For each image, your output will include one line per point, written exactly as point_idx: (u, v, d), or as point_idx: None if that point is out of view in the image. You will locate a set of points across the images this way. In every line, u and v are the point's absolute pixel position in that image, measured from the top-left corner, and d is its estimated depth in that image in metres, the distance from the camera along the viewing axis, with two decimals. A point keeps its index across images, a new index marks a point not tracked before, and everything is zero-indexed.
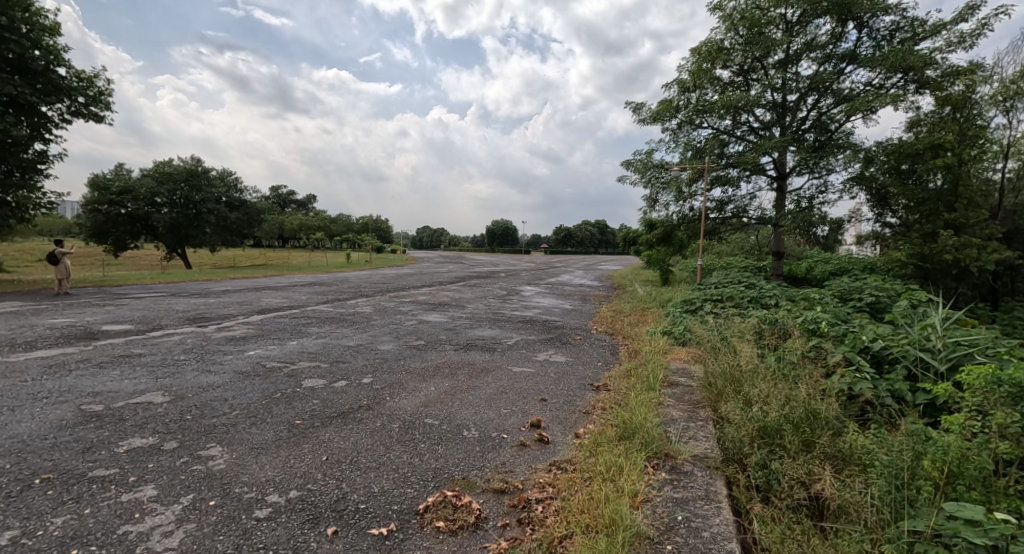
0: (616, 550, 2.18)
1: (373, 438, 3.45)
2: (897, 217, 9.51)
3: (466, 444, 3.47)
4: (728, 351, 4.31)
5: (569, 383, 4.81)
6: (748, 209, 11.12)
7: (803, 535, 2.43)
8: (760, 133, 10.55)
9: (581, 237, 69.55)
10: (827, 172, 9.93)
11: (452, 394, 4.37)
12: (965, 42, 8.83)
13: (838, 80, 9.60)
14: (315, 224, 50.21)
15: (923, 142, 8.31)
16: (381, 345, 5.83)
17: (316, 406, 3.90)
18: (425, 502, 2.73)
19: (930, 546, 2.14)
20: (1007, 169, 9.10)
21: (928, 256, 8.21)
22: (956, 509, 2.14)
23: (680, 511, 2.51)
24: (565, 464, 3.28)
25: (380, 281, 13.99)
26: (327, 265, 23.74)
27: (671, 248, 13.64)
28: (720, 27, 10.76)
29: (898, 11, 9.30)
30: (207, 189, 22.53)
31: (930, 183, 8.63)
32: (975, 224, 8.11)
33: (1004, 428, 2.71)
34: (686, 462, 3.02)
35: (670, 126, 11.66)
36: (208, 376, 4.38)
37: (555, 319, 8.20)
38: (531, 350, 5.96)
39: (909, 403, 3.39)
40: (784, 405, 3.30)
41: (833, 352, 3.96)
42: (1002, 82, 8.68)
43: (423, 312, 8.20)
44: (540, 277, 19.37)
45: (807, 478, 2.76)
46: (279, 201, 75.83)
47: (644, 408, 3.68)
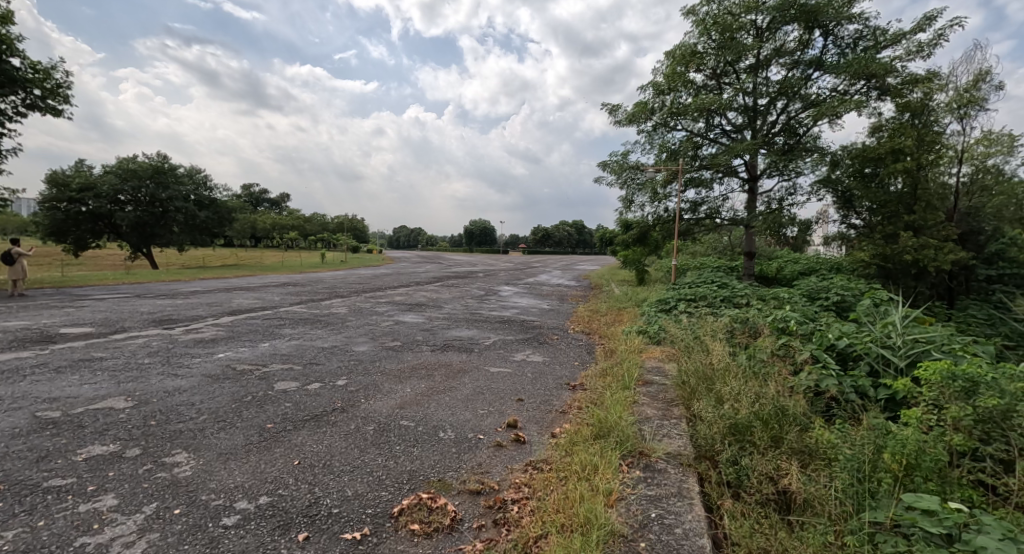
0: (590, 550, 2.20)
1: (347, 441, 3.40)
2: (861, 219, 9.84)
3: (443, 446, 3.46)
4: (701, 350, 4.40)
5: (546, 383, 4.84)
6: (720, 210, 11.37)
7: (770, 529, 2.51)
8: (732, 136, 10.78)
9: (560, 237, 69.87)
10: (796, 174, 10.24)
11: (428, 395, 4.35)
12: (923, 51, 9.21)
13: (806, 86, 9.91)
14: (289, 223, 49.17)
15: (885, 146, 8.65)
16: (356, 346, 5.75)
17: (289, 409, 3.83)
18: (400, 505, 2.70)
19: (889, 537, 2.24)
20: (961, 173, 9.47)
21: (889, 256, 8.56)
22: (913, 500, 2.24)
23: (654, 508, 2.56)
24: (541, 464, 3.30)
25: (356, 282, 13.77)
26: (300, 265, 23.31)
27: (648, 249, 13.84)
28: (693, 31, 10.97)
29: (862, 20, 9.62)
30: (175, 186, 21.85)
31: (891, 186, 8.97)
32: (934, 226, 8.44)
33: (958, 421, 2.86)
34: (660, 460, 3.07)
35: (646, 128, 11.84)
36: (174, 380, 4.24)
37: (533, 319, 8.23)
38: (509, 350, 5.96)
39: (871, 399, 3.53)
40: (754, 402, 3.38)
41: (800, 350, 4.07)
42: (957, 90, 9.06)
43: (399, 313, 8.11)
44: (518, 277, 19.37)
45: (775, 473, 2.83)
46: (252, 199, 74.11)
47: (620, 407, 3.73)
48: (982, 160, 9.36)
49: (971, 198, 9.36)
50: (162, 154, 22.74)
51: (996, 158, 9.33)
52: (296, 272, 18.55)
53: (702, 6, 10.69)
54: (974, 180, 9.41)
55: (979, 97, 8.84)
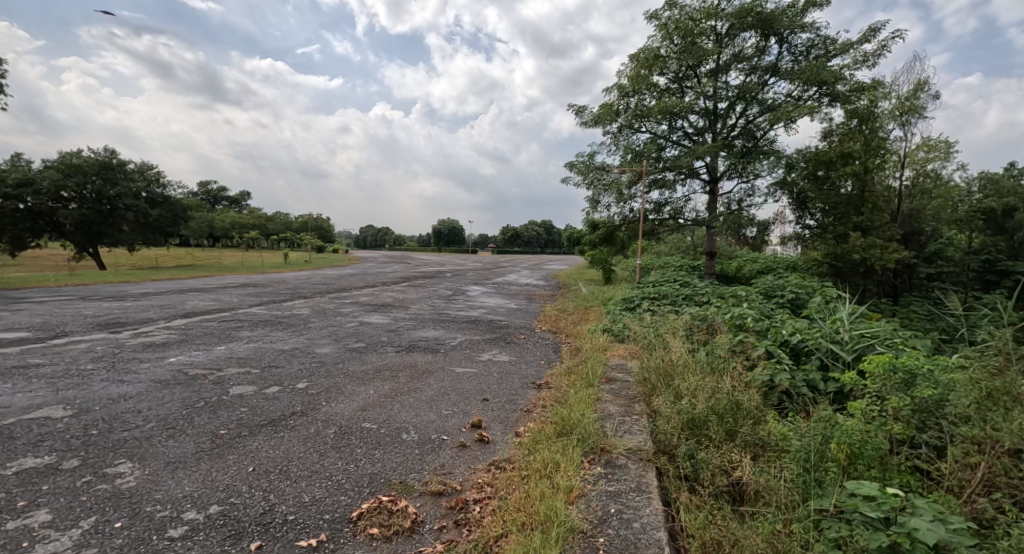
0: (549, 547, 2.23)
1: (305, 445, 3.32)
2: (814, 220, 10.21)
3: (405, 448, 3.42)
4: (662, 347, 4.50)
5: (511, 382, 4.85)
6: (683, 211, 11.65)
7: (723, 519, 2.58)
8: (694, 139, 11.04)
9: (528, 237, 70.24)
10: (754, 176, 10.60)
11: (392, 396, 4.30)
12: (869, 61, 9.67)
13: (762, 91, 10.27)
14: (252, 222, 47.71)
15: (835, 150, 9.09)
16: (318, 348, 5.62)
17: (244, 414, 3.72)
18: (359, 509, 2.66)
19: (832, 522, 2.35)
20: (904, 177, 9.97)
21: (839, 256, 9.03)
22: (855, 487, 2.35)
23: (613, 504, 2.60)
24: (504, 463, 3.30)
25: (320, 283, 13.44)
26: (261, 265, 22.76)
27: (614, 248, 14.07)
28: (656, 35, 11.18)
29: (814, 30, 10.01)
30: (123, 183, 20.87)
31: (841, 189, 9.38)
32: (880, 227, 8.91)
33: (898, 411, 3.04)
34: (620, 456, 3.12)
35: (611, 130, 12.03)
36: (120, 386, 4.06)
37: (500, 318, 8.23)
38: (475, 350, 5.95)
39: (822, 392, 3.69)
40: (710, 397, 3.47)
41: (755, 346, 4.22)
42: (899, 98, 9.57)
43: (364, 314, 7.99)
44: (485, 276, 19.37)
45: (727, 465, 2.93)
46: (210, 197, 71.28)
47: (583, 405, 3.78)
48: (922, 166, 9.78)
49: (913, 201, 9.88)
50: (108, 149, 21.57)
51: (935, 163, 9.78)
52: (255, 272, 17.97)
53: (665, 11, 10.91)
54: (916, 185, 9.88)
55: (918, 105, 9.37)
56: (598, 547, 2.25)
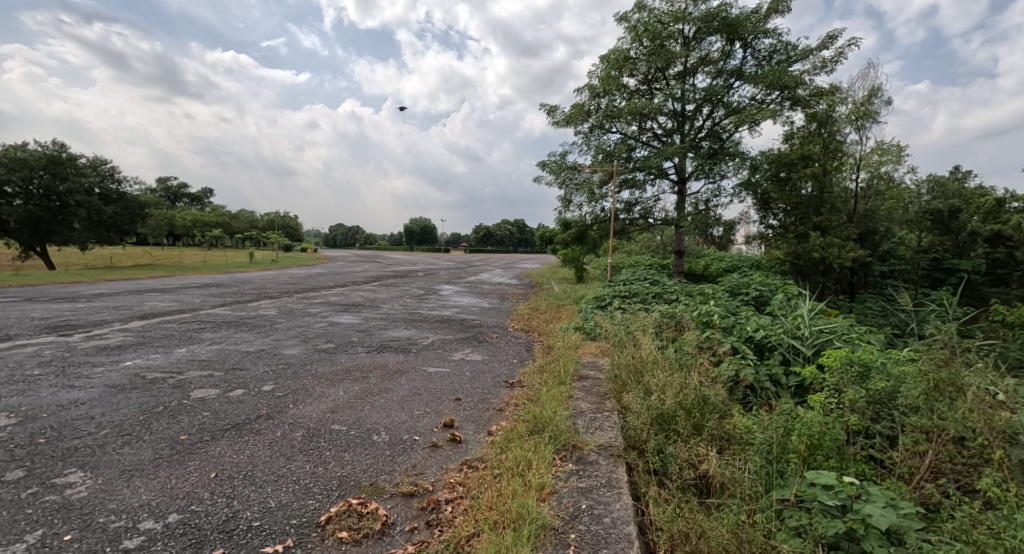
0: (520, 545, 2.24)
1: (271, 449, 3.23)
2: (777, 220, 10.59)
3: (376, 449, 3.37)
4: (632, 345, 4.58)
5: (484, 381, 4.85)
6: (653, 211, 11.86)
7: (690, 511, 2.65)
8: (663, 140, 11.27)
9: (499, 236, 70.43)
10: (720, 177, 10.90)
11: (363, 397, 4.23)
12: (827, 66, 10.06)
13: (728, 94, 10.55)
14: (216, 220, 46.11)
15: (796, 153, 9.44)
16: (285, 349, 5.47)
17: (206, 418, 3.59)
18: (328, 513, 2.61)
19: (794, 511, 2.44)
20: (860, 178, 10.38)
21: (800, 255, 9.40)
22: (815, 477, 2.45)
23: (584, 499, 2.63)
24: (476, 462, 3.30)
25: (287, 282, 13.09)
26: (225, 264, 22.02)
27: (586, 248, 14.24)
28: (626, 37, 11.36)
29: (776, 35, 10.34)
30: (75, 178, 19.74)
31: (802, 190, 9.74)
32: (838, 227, 9.32)
33: (854, 403, 3.18)
34: (592, 452, 3.16)
35: (583, 130, 12.17)
36: (71, 392, 3.86)
37: (473, 317, 8.21)
38: (447, 349, 5.91)
39: (784, 386, 3.84)
40: (678, 392, 3.55)
41: (721, 342, 4.34)
42: (855, 104, 10.01)
43: (334, 313, 7.84)
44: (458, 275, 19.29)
45: (694, 459, 3.01)
46: (170, 194, 68.24)
47: (555, 402, 3.82)
48: (876, 168, 10.28)
49: (868, 202, 10.29)
50: (57, 142, 20.34)
51: (887, 166, 10.35)
52: (219, 271, 17.33)
53: (634, 13, 11.09)
54: (870, 187, 10.29)
55: (873, 110, 9.84)
56: (569, 544, 2.27)
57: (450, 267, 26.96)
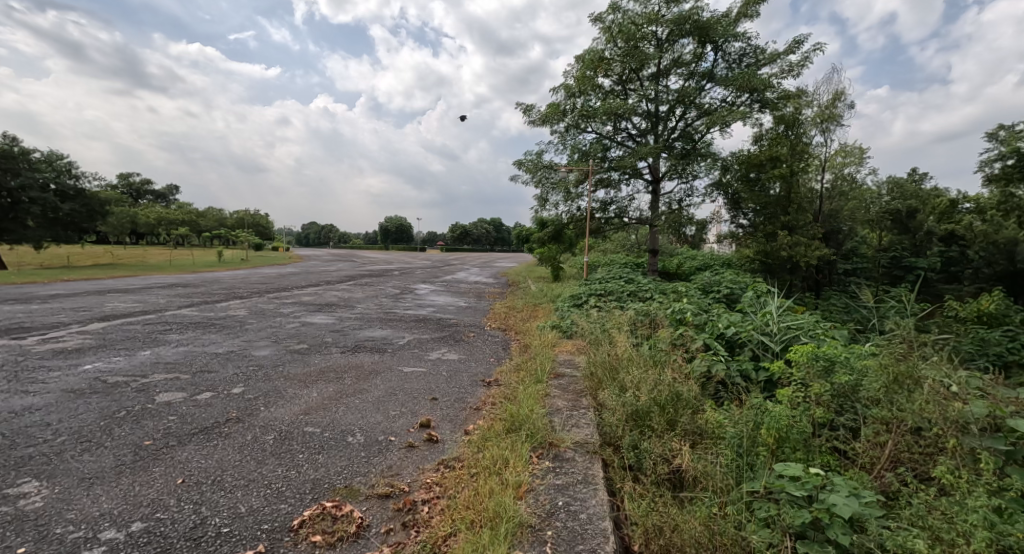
0: (497, 543, 2.24)
1: (241, 453, 3.14)
2: (747, 219, 10.88)
3: (351, 451, 3.32)
4: (608, 342, 4.64)
5: (460, 380, 4.83)
6: (628, 210, 12.01)
7: (664, 505, 2.69)
8: (637, 140, 11.42)
9: (476, 234, 70.18)
10: (692, 177, 11.13)
11: (337, 399, 4.16)
12: (794, 70, 10.37)
13: (700, 96, 10.76)
14: (183, 218, 44.57)
15: (765, 154, 9.71)
16: (256, 351, 5.33)
17: (172, 423, 3.47)
18: (301, 516, 2.55)
19: (763, 502, 2.51)
20: (825, 179, 10.73)
21: (769, 253, 9.69)
22: (783, 469, 2.52)
23: (561, 496, 2.64)
24: (453, 461, 3.28)
25: (257, 282, 12.74)
26: (192, 264, 20.89)
27: (562, 247, 14.33)
28: (601, 38, 11.47)
29: (746, 39, 10.60)
30: (28, 173, 18.79)
31: (770, 190, 10.02)
32: (804, 226, 9.60)
33: (820, 396, 3.29)
34: (568, 449, 3.18)
35: (559, 129, 12.25)
36: (24, 398, 3.67)
37: (449, 316, 8.17)
38: (424, 349, 5.86)
39: (753, 381, 3.94)
40: (652, 389, 3.61)
41: (694, 339, 4.43)
42: (820, 107, 10.35)
43: (307, 314, 7.69)
44: (433, 274, 19.18)
45: (668, 453, 3.06)
46: (133, 190, 65.41)
47: (532, 401, 3.83)
48: (840, 170, 10.66)
49: (832, 203, 10.64)
50: (8, 135, 19.32)
51: (850, 168, 10.70)
52: (186, 271, 16.60)
53: (609, 14, 11.20)
54: (834, 188, 10.62)
55: (837, 113, 10.19)
56: (545, 541, 2.28)
57: (426, 266, 26.74)
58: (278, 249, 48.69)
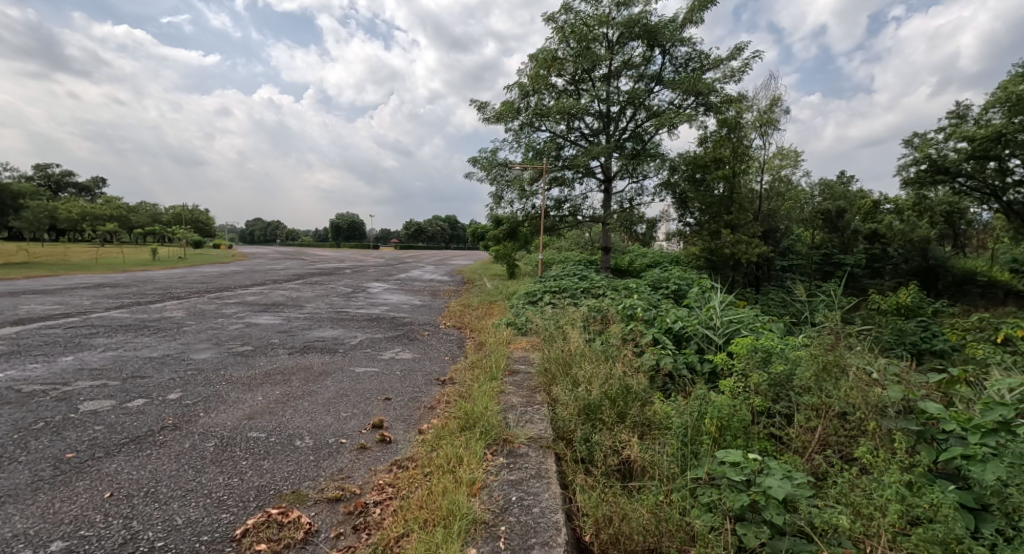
0: (450, 542, 2.23)
1: (177, 462, 2.97)
2: (693, 219, 11.30)
3: (299, 455, 3.20)
4: (561, 338, 4.72)
5: (414, 379, 4.77)
6: (581, 209, 12.25)
7: (613, 495, 2.76)
8: (590, 140, 11.65)
9: (431, 232, 69.27)
10: (642, 177, 11.49)
11: (284, 402, 4.00)
12: (735, 76, 10.90)
13: (649, 98, 11.11)
14: (112, 213, 41.32)
15: (710, 155, 10.13)
16: (194, 354, 5.04)
17: (99, 433, 3.23)
18: (244, 525, 2.44)
19: (706, 488, 2.63)
20: (764, 180, 11.27)
21: (713, 250, 10.19)
22: (724, 456, 2.65)
23: (514, 492, 2.66)
24: (406, 461, 3.23)
25: (195, 281, 12.02)
26: (122, 264, 18.48)
27: (517, 244, 14.44)
28: (554, 37, 11.58)
29: (691, 44, 11.02)
30: None
31: (715, 190, 10.49)
32: (745, 224, 10.22)
33: (758, 386, 3.48)
34: (522, 445, 3.21)
35: (513, 127, 12.31)
36: None
37: (403, 315, 8.05)
38: (377, 348, 5.74)
39: (698, 372, 4.12)
40: (604, 383, 3.71)
41: (643, 334, 4.58)
42: (759, 111, 10.98)
43: (252, 314, 7.35)
44: (387, 272, 18.79)
45: (618, 445, 3.15)
46: (53, 183, 59.73)
47: (486, 398, 3.83)
48: (777, 171, 11.17)
49: (770, 202, 11.28)
50: None
51: (788, 169, 11.10)
52: (116, 272, 15.14)
53: (561, 14, 11.34)
54: (773, 189, 11.22)
55: (774, 118, 10.85)
56: (498, 536, 2.28)
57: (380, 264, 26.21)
58: (220, 247, 46.16)
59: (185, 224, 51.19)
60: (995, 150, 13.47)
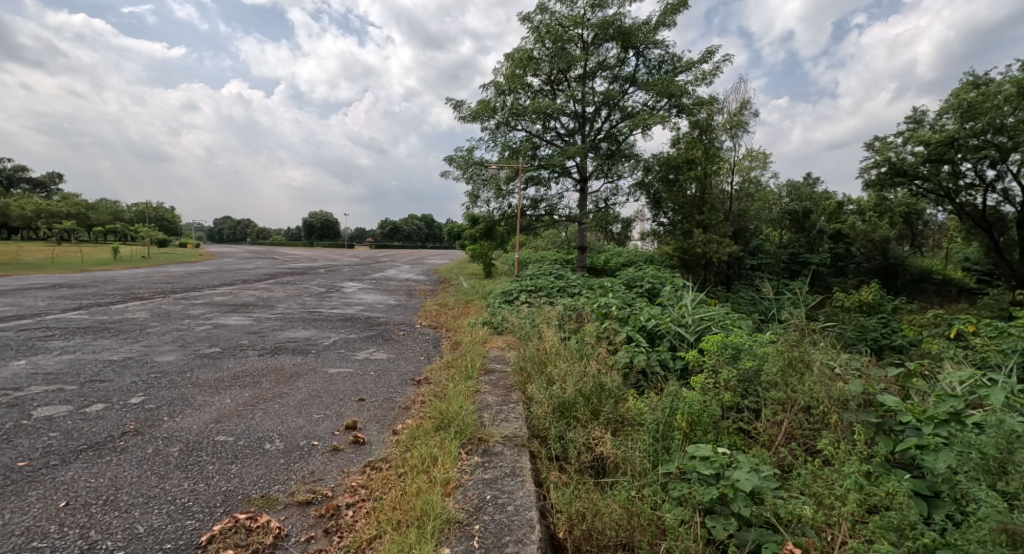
0: (423, 542, 2.22)
1: (140, 468, 2.87)
2: (667, 218, 11.52)
3: (269, 458, 3.14)
4: (537, 337, 4.74)
5: (389, 380, 4.72)
6: (558, 208, 12.35)
7: (586, 491, 2.79)
8: (566, 140, 11.74)
9: (407, 231, 68.54)
10: (617, 177, 11.64)
11: (253, 404, 3.91)
12: (706, 79, 11.12)
13: (623, 99, 11.25)
14: (69, 210, 39.41)
15: (682, 156, 10.32)
16: (159, 356, 4.88)
17: (55, 440, 3.09)
18: (210, 531, 2.37)
19: (677, 482, 2.69)
20: (735, 181, 11.50)
21: (686, 249, 10.43)
22: (694, 450, 2.71)
23: (488, 490, 2.66)
24: (380, 462, 3.20)
25: (159, 282, 11.60)
26: (80, 264, 17.54)
27: (494, 244, 14.45)
28: (529, 37, 11.61)
29: (664, 46, 11.20)
30: None
31: (687, 190, 10.66)
32: (716, 224, 10.49)
33: (728, 382, 3.57)
34: (496, 444, 3.21)
35: (490, 126, 12.32)
36: None
37: (378, 314, 7.97)
38: (351, 349, 5.67)
39: (671, 369, 4.19)
40: (578, 381, 3.75)
41: (617, 332, 4.64)
42: (730, 114, 11.44)
43: (221, 315, 7.16)
44: (361, 271, 18.54)
45: (592, 442, 3.19)
46: (6, 178, 56.63)
47: (461, 398, 3.83)
48: (746, 173, 11.33)
49: (740, 203, 11.60)
50: None
51: (756, 171, 11.41)
52: (72, 271, 14.42)
53: (536, 14, 11.38)
54: (742, 189, 11.52)
55: (743, 121, 11.35)
56: (472, 535, 2.28)
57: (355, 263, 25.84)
58: (186, 246, 44.65)
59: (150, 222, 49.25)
60: (948, 154, 14.20)
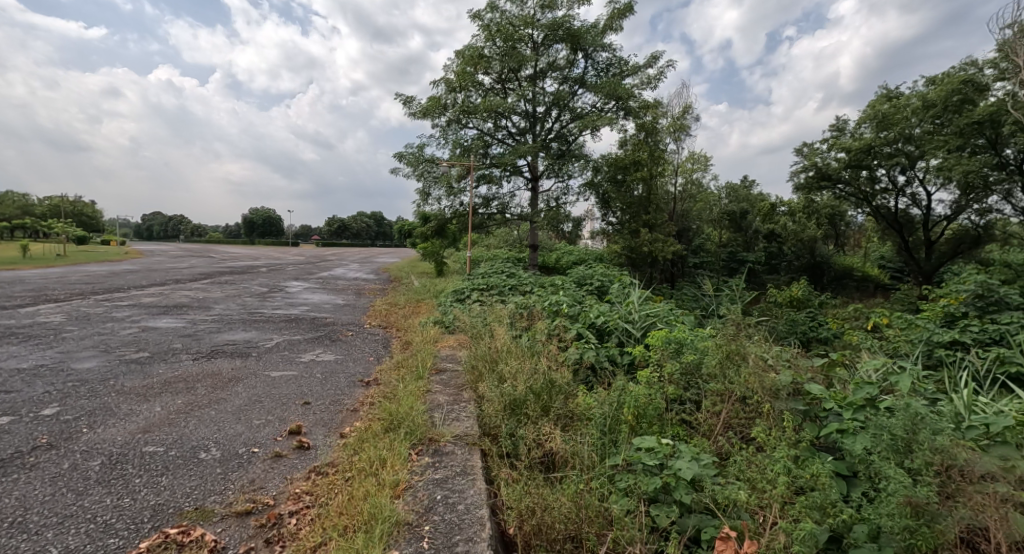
0: (371, 545, 2.17)
1: (54, 485, 2.63)
2: (615, 218, 11.85)
3: (204, 468, 2.96)
4: (488, 335, 4.75)
5: (336, 382, 4.58)
6: (509, 206, 12.41)
7: (536, 486, 2.82)
8: (517, 139, 11.81)
9: (358, 228, 66.58)
10: (568, 177, 11.84)
11: (187, 412, 3.68)
12: (651, 83, 11.53)
13: (573, 100, 11.45)
14: None
15: (629, 157, 10.64)
16: (77, 363, 4.49)
17: None
18: (135, 550, 2.21)
19: (624, 473, 2.77)
20: (679, 182, 12.03)
21: (633, 248, 10.79)
22: (639, 442, 2.81)
23: (439, 490, 2.64)
24: (326, 467, 3.10)
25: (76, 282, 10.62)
26: None
27: (446, 242, 14.32)
28: (480, 35, 11.57)
29: (611, 50, 11.49)
30: None
31: (634, 191, 11.02)
32: (661, 224, 10.93)
33: (671, 375, 3.73)
34: (447, 443, 3.19)
35: (441, 123, 12.18)
36: None
37: (324, 315, 7.70)
38: (295, 350, 5.45)
39: (618, 364, 4.31)
40: (529, 378, 3.79)
41: (568, 329, 4.72)
42: (673, 118, 11.90)
43: (149, 317, 6.68)
44: (307, 271, 17.83)
45: (542, 438, 3.23)
46: None
47: (411, 398, 3.77)
48: (689, 174, 11.94)
49: (683, 203, 12.13)
50: None
51: (697, 173, 12.02)
52: None
53: (487, 13, 11.36)
54: (685, 191, 12.04)
55: (686, 125, 11.80)
56: (422, 536, 2.26)
57: (300, 262, 24.79)
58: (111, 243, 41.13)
59: (66, 217, 44.91)
60: (867, 161, 15.50)
